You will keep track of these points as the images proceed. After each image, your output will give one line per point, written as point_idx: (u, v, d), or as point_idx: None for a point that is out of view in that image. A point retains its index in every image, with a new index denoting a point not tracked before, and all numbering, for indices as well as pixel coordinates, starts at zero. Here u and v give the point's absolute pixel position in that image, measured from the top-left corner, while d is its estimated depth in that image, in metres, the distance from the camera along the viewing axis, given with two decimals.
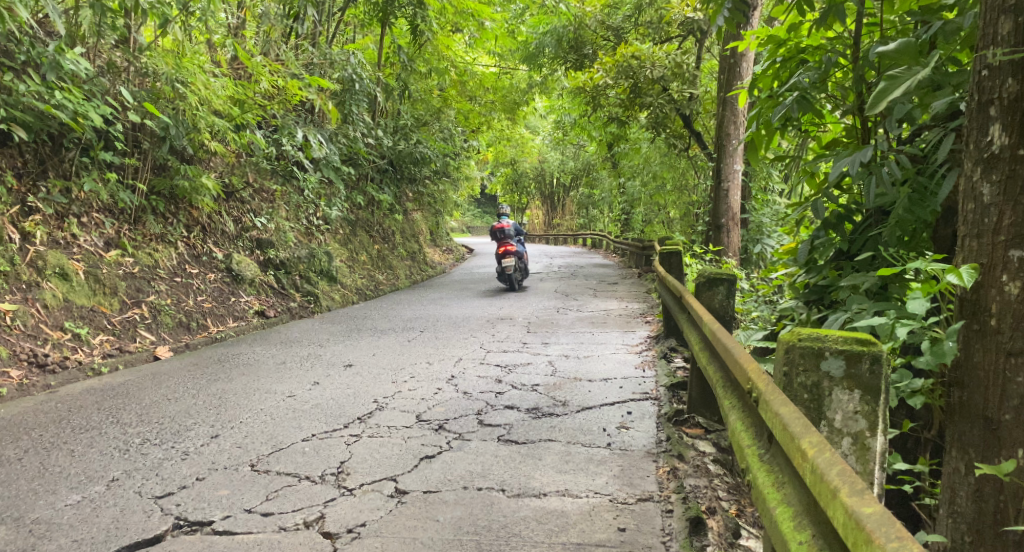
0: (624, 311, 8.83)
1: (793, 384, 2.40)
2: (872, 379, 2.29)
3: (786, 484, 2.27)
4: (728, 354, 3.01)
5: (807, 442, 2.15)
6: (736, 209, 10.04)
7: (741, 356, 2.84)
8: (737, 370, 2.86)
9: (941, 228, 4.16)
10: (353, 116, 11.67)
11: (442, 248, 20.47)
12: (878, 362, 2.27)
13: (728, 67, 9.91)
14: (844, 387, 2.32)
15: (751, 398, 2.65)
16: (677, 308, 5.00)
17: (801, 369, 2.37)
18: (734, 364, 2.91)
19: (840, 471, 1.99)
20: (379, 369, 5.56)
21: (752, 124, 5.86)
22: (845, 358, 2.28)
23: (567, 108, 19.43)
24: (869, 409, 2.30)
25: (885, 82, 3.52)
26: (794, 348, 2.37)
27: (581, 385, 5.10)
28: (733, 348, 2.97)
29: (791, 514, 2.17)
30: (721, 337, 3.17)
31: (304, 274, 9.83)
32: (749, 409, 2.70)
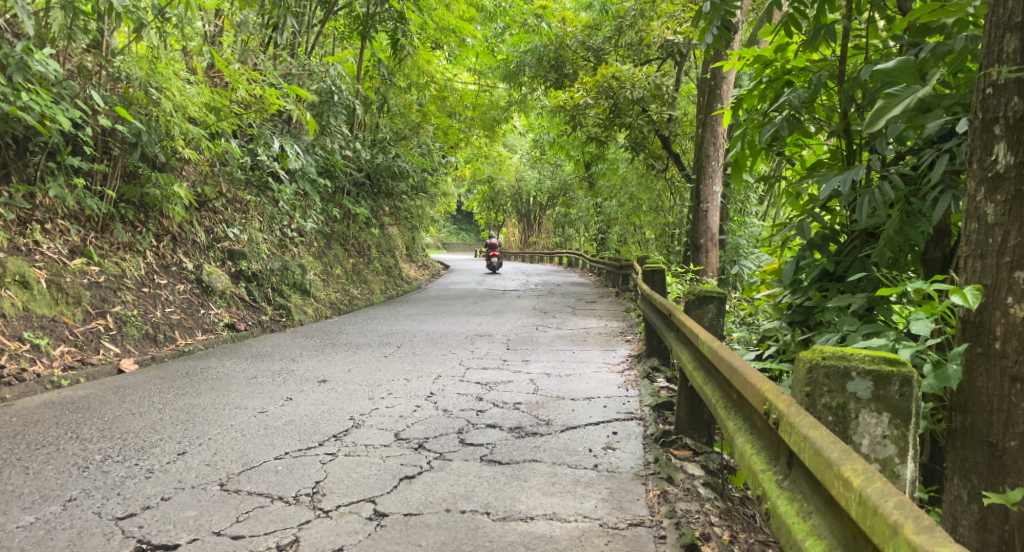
0: (604, 330, 8.73)
1: (815, 406, 2.30)
2: (902, 401, 2.20)
3: (814, 514, 2.15)
4: (731, 372, 2.88)
5: (849, 469, 2.01)
6: (716, 230, 9.99)
7: (750, 374, 2.71)
8: (743, 389, 2.74)
9: (931, 250, 4.11)
10: (331, 128, 11.52)
11: (417, 264, 20.29)
12: (908, 384, 2.19)
13: (709, 89, 9.93)
14: (873, 410, 2.23)
15: (766, 418, 2.50)
16: (664, 327, 4.89)
17: (825, 390, 2.27)
18: (740, 382, 2.78)
19: (897, 503, 1.87)
20: (355, 385, 5.38)
21: (736, 144, 5.78)
22: (873, 379, 2.20)
23: (546, 127, 19.45)
24: (898, 434, 2.21)
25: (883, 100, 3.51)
26: (818, 368, 2.28)
27: (564, 404, 4.97)
28: (738, 365, 2.84)
29: (824, 547, 2.05)
30: (722, 354, 3.04)
31: (277, 287, 9.63)
32: (762, 430, 2.56)
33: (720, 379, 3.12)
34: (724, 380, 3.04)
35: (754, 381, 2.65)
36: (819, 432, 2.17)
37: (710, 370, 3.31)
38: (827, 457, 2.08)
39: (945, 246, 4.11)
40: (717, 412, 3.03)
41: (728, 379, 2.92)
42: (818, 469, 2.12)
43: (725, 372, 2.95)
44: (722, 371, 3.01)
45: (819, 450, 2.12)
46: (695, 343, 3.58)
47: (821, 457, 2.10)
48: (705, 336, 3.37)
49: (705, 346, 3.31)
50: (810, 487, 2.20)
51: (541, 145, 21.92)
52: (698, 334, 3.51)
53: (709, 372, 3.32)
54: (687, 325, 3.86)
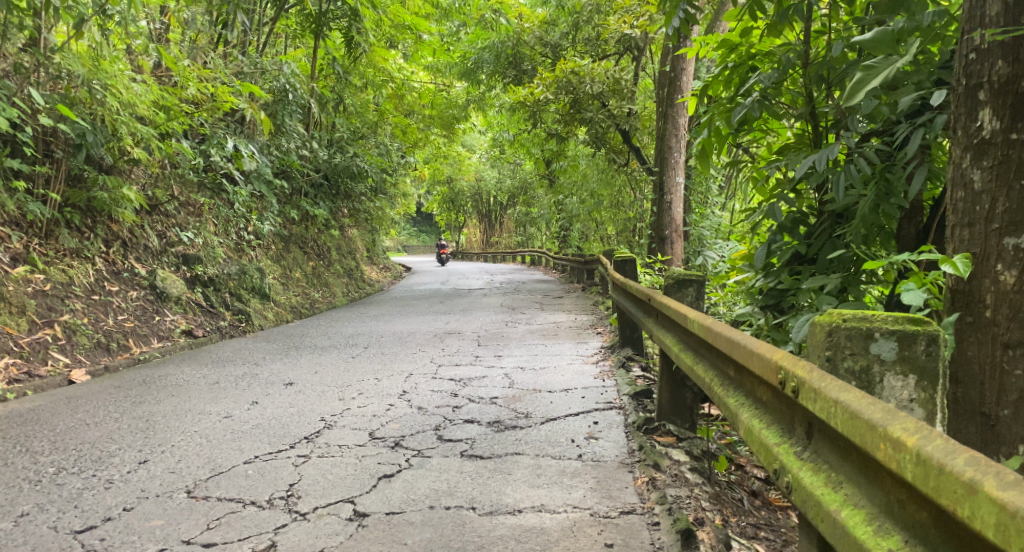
0: (573, 324, 8.65)
1: (836, 370, 2.17)
2: (929, 362, 2.05)
3: (847, 485, 2.03)
4: (731, 349, 2.77)
5: (899, 429, 1.82)
6: (680, 221, 9.95)
7: (757, 346, 2.54)
8: (746, 362, 2.60)
9: (905, 227, 4.11)
10: (286, 127, 11.31)
11: (378, 266, 20.09)
12: (935, 343, 2.04)
13: (669, 81, 9.92)
14: (898, 372, 2.08)
15: (781, 388, 2.32)
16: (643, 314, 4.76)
17: (847, 353, 2.13)
18: (742, 354, 2.64)
19: (968, 459, 1.68)
20: (323, 387, 5.20)
21: (703, 130, 5.71)
22: (898, 339, 2.06)
23: (505, 124, 19.42)
24: (926, 396, 2.06)
25: (861, 72, 3.39)
26: (839, 330, 2.14)
27: (541, 396, 4.86)
28: (738, 339, 2.72)
29: (867, 518, 1.92)
30: (717, 332, 2.94)
31: (235, 291, 9.38)
32: (779, 403, 2.40)
33: (717, 358, 3.02)
34: (723, 359, 2.93)
35: (757, 353, 2.51)
36: (853, 393, 1.98)
37: (704, 350, 3.20)
38: (867, 419, 1.89)
39: (918, 221, 4.11)
40: (719, 394, 2.93)
41: (728, 356, 2.80)
42: (855, 434, 1.93)
43: (725, 349, 2.83)
44: (720, 349, 2.91)
45: (856, 413, 1.92)
46: (682, 325, 3.48)
47: (859, 420, 1.91)
48: (694, 315, 3.27)
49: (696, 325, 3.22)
50: (842, 457, 2.06)
51: (500, 144, 21.86)
52: (686, 315, 3.41)
53: (703, 352, 3.22)
54: (671, 307, 3.76)
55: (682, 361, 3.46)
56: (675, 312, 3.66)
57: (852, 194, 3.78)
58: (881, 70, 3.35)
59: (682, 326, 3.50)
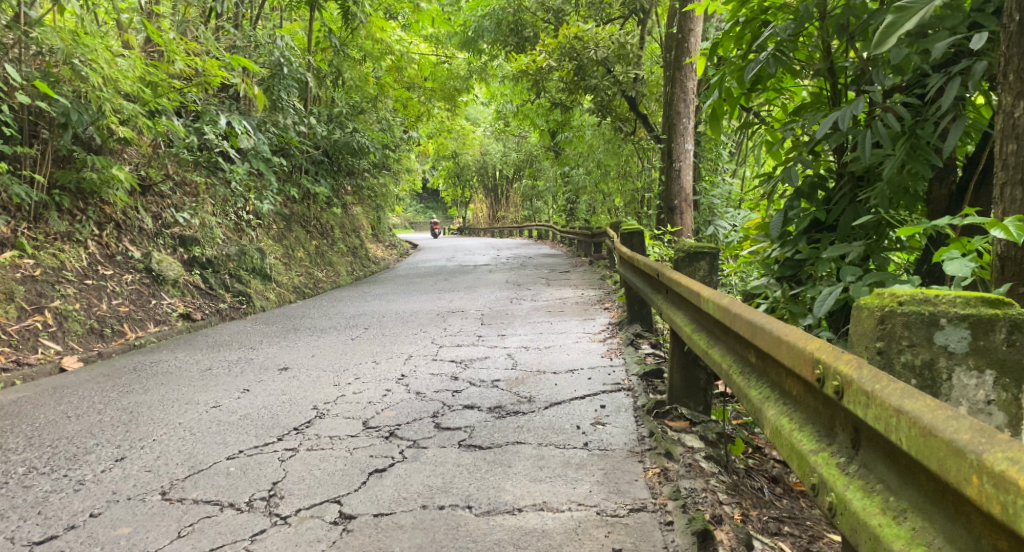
0: (581, 299, 8.38)
1: (892, 366, 1.91)
2: (1007, 353, 1.84)
3: (913, 515, 1.73)
4: (754, 333, 2.48)
5: (997, 460, 1.50)
6: (689, 191, 9.62)
7: (786, 332, 2.26)
8: (773, 349, 2.32)
9: (935, 188, 3.88)
10: (282, 103, 11.04)
11: (384, 244, 19.86)
12: (1013, 331, 1.83)
13: (675, 44, 9.57)
14: (970, 367, 1.86)
15: (816, 385, 2.03)
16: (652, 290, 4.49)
17: (905, 346, 1.88)
18: (768, 341, 2.35)
19: None
20: (319, 371, 4.96)
21: (713, 91, 5.41)
22: (970, 328, 1.84)
23: (509, 95, 19.04)
24: (1007, 397, 1.85)
25: (892, 14, 3.09)
26: (897, 319, 1.89)
27: (546, 378, 4.62)
28: (763, 322, 2.43)
29: None
30: (738, 314, 2.65)
31: (235, 272, 9.17)
32: (816, 403, 2.11)
33: (738, 343, 2.73)
34: (746, 343, 2.64)
35: (787, 341, 2.22)
36: (925, 404, 1.67)
37: (722, 332, 2.92)
38: (950, 440, 1.57)
39: (951, 181, 3.88)
40: (739, 383, 2.65)
41: (751, 342, 2.52)
42: (932, 457, 1.62)
43: (746, 333, 2.54)
44: (740, 334, 2.62)
45: (933, 432, 1.61)
46: (697, 304, 3.20)
47: (938, 439, 1.60)
48: (710, 294, 2.97)
49: (713, 305, 2.93)
50: (906, 479, 1.77)
51: (504, 116, 21.47)
52: (701, 293, 3.11)
53: (721, 336, 2.94)
54: (685, 283, 3.46)
55: (696, 345, 3.18)
56: (687, 289, 3.36)
57: (882, 155, 3.51)
58: (917, 11, 3.05)
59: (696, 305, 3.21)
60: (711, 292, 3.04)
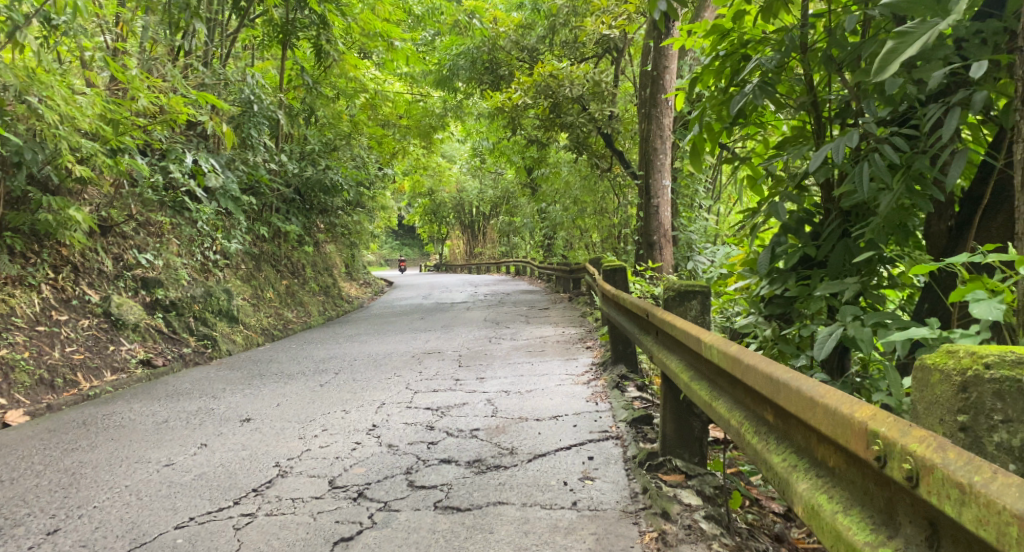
0: (561, 338, 8.12)
1: (982, 447, 1.89)
2: None
3: None
4: (774, 389, 2.38)
5: None
6: (668, 226, 9.40)
7: (822, 395, 2.14)
8: (801, 410, 2.22)
9: (934, 223, 3.70)
10: (253, 140, 10.80)
11: (358, 282, 19.53)
12: None
13: (650, 81, 9.52)
14: None
15: (873, 462, 1.93)
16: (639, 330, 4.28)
17: (996, 423, 1.87)
18: (795, 401, 2.25)
19: None
20: (284, 423, 4.61)
21: (695, 126, 5.20)
22: None
23: (484, 132, 18.97)
24: None
25: (892, 40, 2.90)
26: (986, 388, 1.87)
27: (528, 426, 4.33)
28: (785, 378, 2.32)
29: None
30: (750, 365, 2.54)
31: (200, 315, 8.83)
32: (865, 481, 2.01)
33: (748, 396, 2.63)
34: (759, 398, 2.54)
35: (823, 404, 2.12)
36: None
37: (728, 385, 2.79)
38: None
39: (949, 216, 3.69)
40: (753, 442, 2.55)
41: (768, 398, 2.42)
42: None
43: (763, 388, 2.43)
44: (753, 387, 2.52)
45: None
46: (695, 351, 3.04)
47: None
48: (711, 339, 2.86)
49: (715, 351, 2.81)
50: None
51: (479, 153, 21.37)
52: (699, 336, 2.98)
53: (726, 387, 2.83)
54: (674, 324, 3.32)
55: (693, 393, 3.07)
56: (678, 329, 3.23)
57: (880, 190, 3.29)
58: (918, 36, 2.85)
59: (691, 349, 3.08)
60: (711, 336, 2.93)
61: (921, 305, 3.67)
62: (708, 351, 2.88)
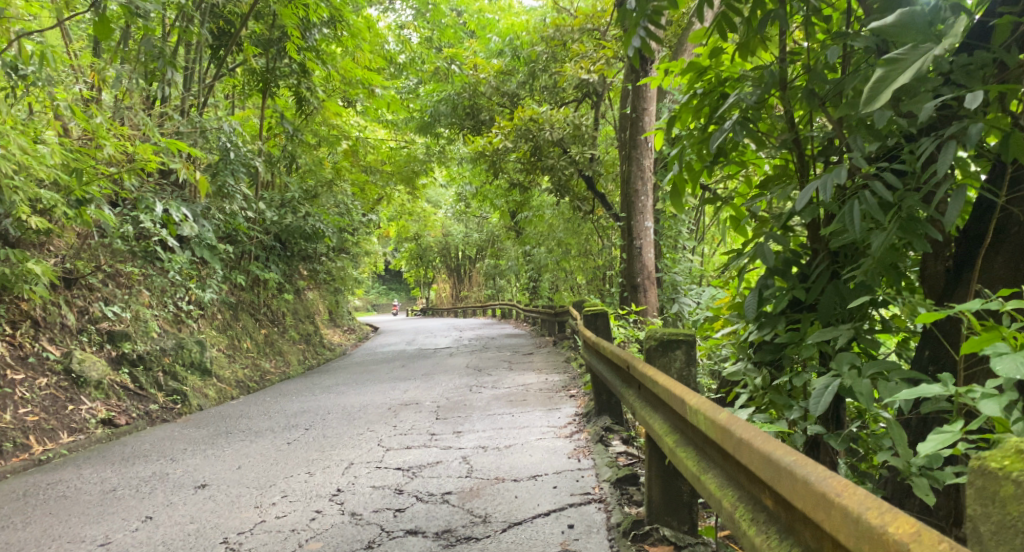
0: (544, 386, 7.80)
1: None
2: None
3: None
4: (775, 474, 2.24)
5: None
6: (652, 267, 9.15)
7: (838, 492, 2.01)
8: (810, 507, 2.09)
9: (930, 263, 3.44)
10: (229, 188, 10.57)
11: (342, 328, 19.19)
12: None
13: (629, 124, 9.39)
14: None
15: None
16: (620, 381, 4.04)
17: None
18: (804, 495, 2.11)
19: None
20: (242, 489, 4.30)
21: (675, 165, 4.98)
22: None
23: (468, 177, 18.82)
24: None
25: (881, 68, 2.67)
26: None
27: (503, 487, 4.03)
28: (790, 464, 2.18)
29: None
30: (745, 441, 2.40)
31: (169, 369, 8.52)
32: None
33: (741, 472, 2.48)
34: (754, 478, 2.39)
35: (840, 506, 1.98)
36: None
37: (718, 458, 2.63)
38: None
39: (946, 257, 3.43)
40: (748, 530, 2.38)
41: (768, 483, 2.27)
42: None
43: (762, 471, 2.29)
44: (747, 466, 2.38)
45: None
46: (681, 414, 2.86)
47: None
48: (698, 405, 2.70)
49: (703, 420, 2.65)
50: None
51: (464, 197, 21.21)
52: (683, 399, 2.82)
53: (715, 459, 2.67)
54: (653, 379, 3.16)
55: (676, 460, 2.92)
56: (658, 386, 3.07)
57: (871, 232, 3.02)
58: (908, 64, 2.64)
59: (674, 411, 2.93)
60: (697, 399, 2.77)
61: (922, 352, 3.35)
62: (694, 418, 2.73)
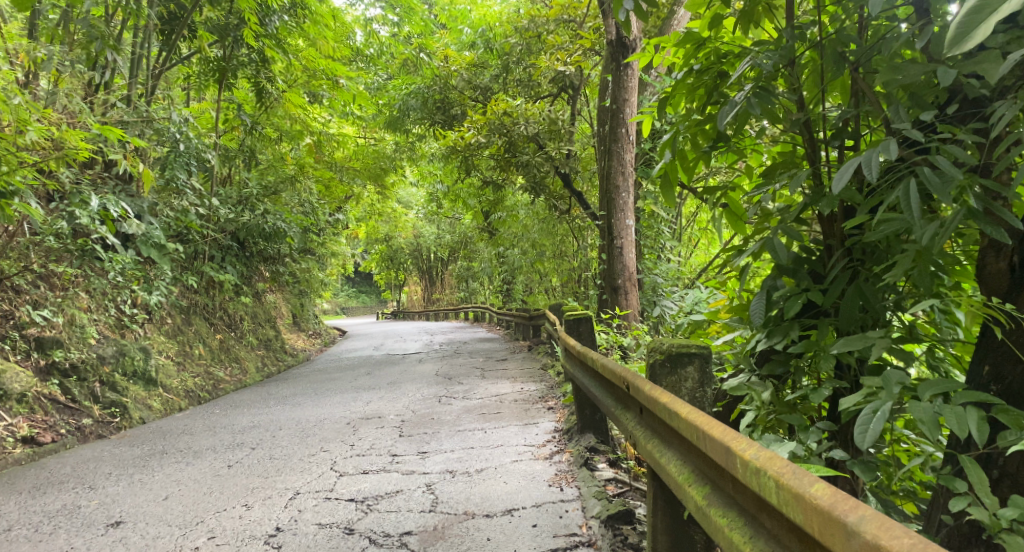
0: (520, 396, 7.17)
1: None
2: None
3: None
4: None
5: None
6: (633, 268, 8.56)
7: None
8: None
9: (988, 260, 2.92)
10: (179, 182, 9.80)
11: (306, 333, 18.41)
12: None
13: (609, 117, 8.79)
14: None
15: None
16: (616, 409, 3.53)
17: None
18: None
19: None
20: (162, 527, 3.63)
21: (666, 153, 4.38)
22: None
23: (439, 175, 18.07)
24: None
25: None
26: None
27: (473, 525, 3.44)
28: None
29: None
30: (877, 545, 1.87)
31: (107, 378, 7.82)
32: None
33: None
34: None
35: None
36: None
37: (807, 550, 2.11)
38: None
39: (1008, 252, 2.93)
40: None
41: None
42: None
43: None
44: None
45: None
46: (735, 475, 2.34)
47: None
48: (775, 473, 2.16)
49: (785, 496, 2.13)
50: None
51: (436, 198, 20.45)
52: (744, 456, 2.29)
53: (789, 544, 2.18)
54: (689, 416, 2.62)
55: (719, 528, 2.41)
56: (697, 429, 2.54)
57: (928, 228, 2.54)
58: None
59: (724, 465, 2.40)
60: (764, 460, 2.24)
61: (980, 368, 2.89)
62: (765, 486, 2.20)
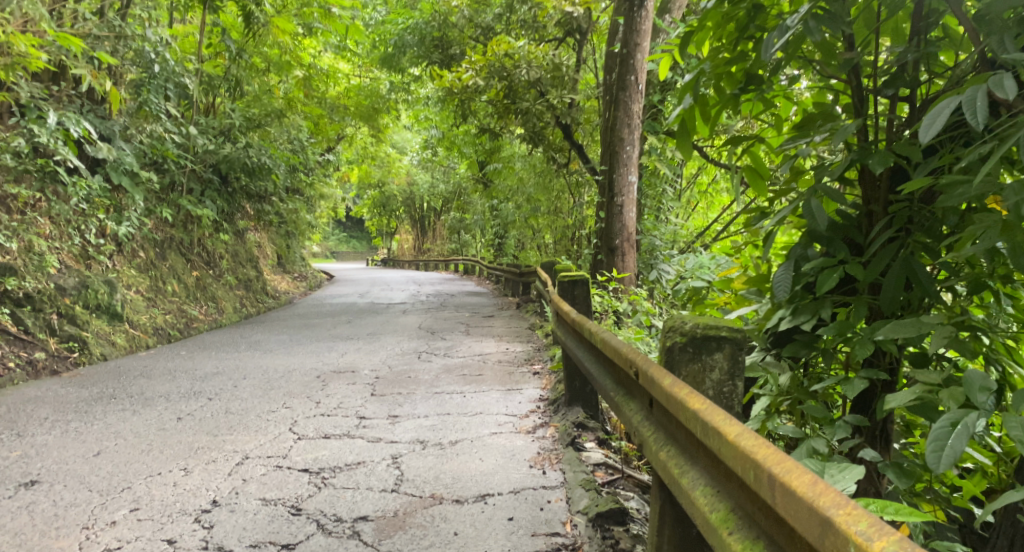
0: (505, 357, 6.68)
1: None
2: None
3: None
4: None
5: None
6: (633, 229, 8.02)
7: None
8: None
9: None
10: (155, 105, 9.10)
11: (291, 275, 17.83)
12: None
13: (618, 62, 8.12)
14: None
15: None
16: (624, 402, 3.01)
17: None
18: None
19: None
20: (79, 493, 3.14)
21: (686, 95, 3.80)
22: None
23: (434, 119, 17.29)
24: None
25: None
26: None
27: (438, 511, 2.98)
28: None
29: None
30: None
31: (67, 310, 7.28)
32: None
33: None
34: None
35: None
36: None
37: None
38: None
39: None
40: None
41: None
42: None
43: None
44: None
45: None
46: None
47: None
48: None
49: None
50: None
51: (431, 144, 19.65)
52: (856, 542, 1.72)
53: None
54: (746, 446, 2.08)
55: None
56: (762, 470, 1.99)
57: None
58: None
59: (803, 531, 1.86)
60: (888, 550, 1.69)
61: None
62: None
